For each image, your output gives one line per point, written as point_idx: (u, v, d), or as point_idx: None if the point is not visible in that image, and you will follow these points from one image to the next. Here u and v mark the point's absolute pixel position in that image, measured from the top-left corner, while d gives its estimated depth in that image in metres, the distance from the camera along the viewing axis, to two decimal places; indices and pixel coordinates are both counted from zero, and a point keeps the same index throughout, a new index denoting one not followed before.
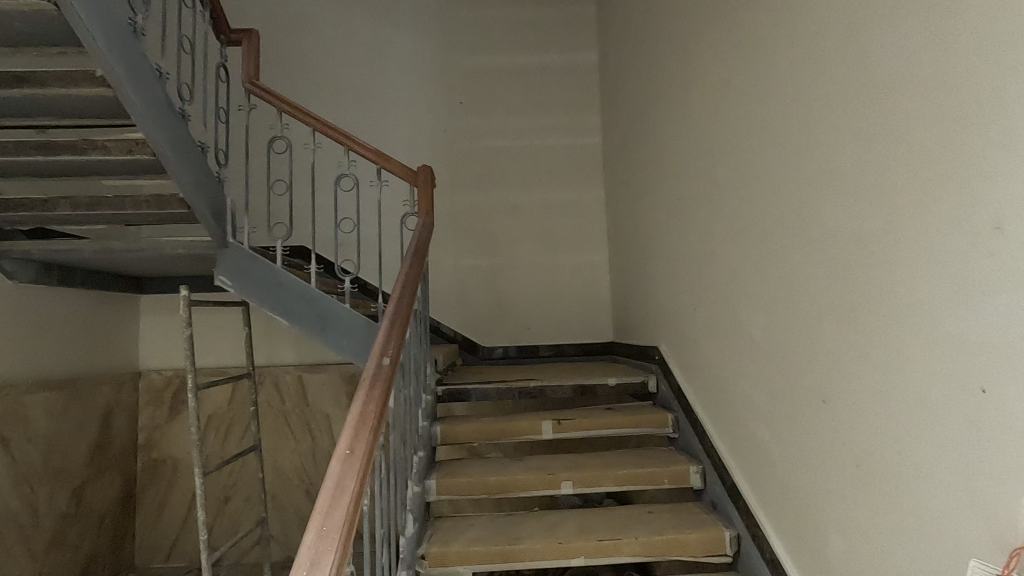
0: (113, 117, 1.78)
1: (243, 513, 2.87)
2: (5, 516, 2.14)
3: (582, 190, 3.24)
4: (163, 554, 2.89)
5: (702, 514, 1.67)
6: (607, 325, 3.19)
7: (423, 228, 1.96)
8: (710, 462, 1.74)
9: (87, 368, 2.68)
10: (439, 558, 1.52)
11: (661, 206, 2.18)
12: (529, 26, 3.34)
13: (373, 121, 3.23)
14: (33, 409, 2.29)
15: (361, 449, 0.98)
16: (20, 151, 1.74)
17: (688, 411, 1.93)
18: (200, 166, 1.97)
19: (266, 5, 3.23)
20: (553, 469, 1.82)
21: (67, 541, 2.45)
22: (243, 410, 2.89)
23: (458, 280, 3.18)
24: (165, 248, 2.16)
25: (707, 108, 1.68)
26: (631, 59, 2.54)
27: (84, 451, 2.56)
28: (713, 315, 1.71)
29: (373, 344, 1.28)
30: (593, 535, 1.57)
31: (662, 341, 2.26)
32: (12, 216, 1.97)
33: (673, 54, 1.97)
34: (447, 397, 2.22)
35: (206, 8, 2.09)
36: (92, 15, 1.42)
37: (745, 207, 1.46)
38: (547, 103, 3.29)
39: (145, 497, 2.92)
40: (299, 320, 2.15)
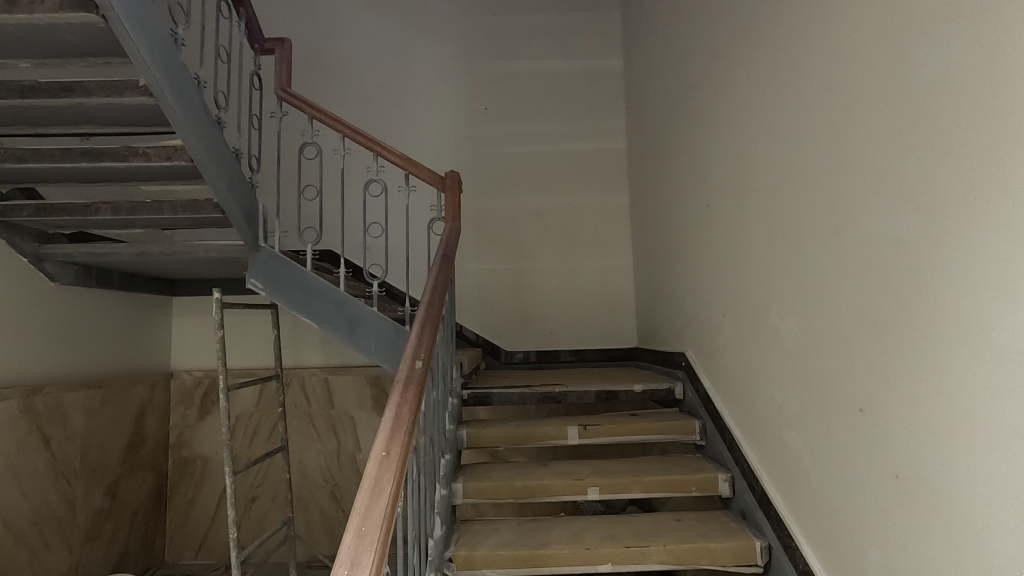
0: (154, 125, 1.84)
1: (269, 512, 2.91)
2: (46, 510, 2.22)
3: (606, 195, 3.23)
4: (192, 551, 2.95)
5: (731, 523, 1.65)
6: (631, 330, 3.17)
7: (450, 232, 1.98)
8: (739, 470, 1.72)
9: (123, 368, 2.76)
10: (466, 561, 1.53)
11: (688, 211, 2.17)
12: (554, 32, 3.35)
13: (399, 127, 3.27)
14: (72, 407, 2.36)
15: (397, 451, 0.99)
16: (66, 158, 1.81)
17: (716, 418, 1.91)
18: (234, 172, 2.02)
19: (296, 14, 3.30)
20: (579, 475, 1.82)
21: (102, 536, 2.52)
22: (270, 411, 2.94)
23: (482, 284, 3.19)
24: (199, 251, 2.20)
25: (738, 113, 1.67)
26: (659, 64, 2.53)
27: (118, 449, 2.64)
28: (744, 321, 1.69)
29: (406, 347, 1.30)
30: (621, 542, 1.57)
31: (689, 347, 2.24)
32: (55, 220, 2.04)
33: (702, 60, 1.96)
34: (473, 401, 2.23)
35: (242, 19, 2.14)
36: (136, 27, 1.47)
37: (778, 213, 1.45)
38: (572, 108, 3.30)
39: (175, 495, 2.99)
40: (328, 323, 2.19)
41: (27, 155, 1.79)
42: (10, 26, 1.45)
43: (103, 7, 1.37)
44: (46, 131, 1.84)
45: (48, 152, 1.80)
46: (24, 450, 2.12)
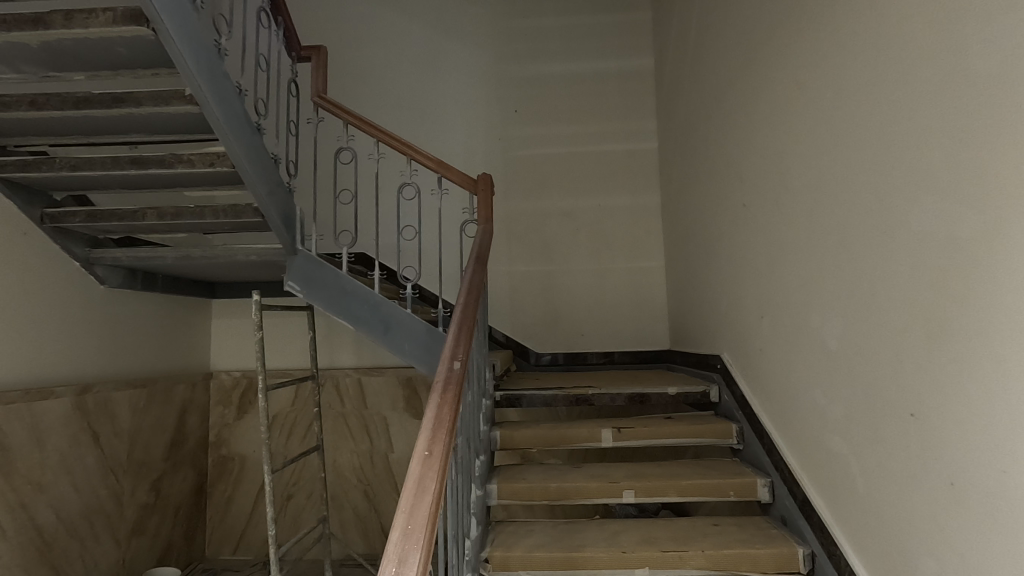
0: (198, 132, 1.90)
1: (304, 510, 2.97)
2: (95, 504, 2.31)
3: (637, 196, 3.21)
4: (231, 546, 3.03)
5: (771, 529, 1.61)
6: (663, 332, 3.13)
7: (484, 234, 1.99)
8: (779, 475, 1.68)
9: (166, 368, 2.85)
10: (503, 562, 1.53)
11: (723, 212, 2.14)
12: (583, 33, 3.35)
13: (430, 131, 3.31)
14: (120, 405, 2.45)
15: (440, 451, 1.00)
16: (116, 166, 1.88)
17: (754, 422, 1.87)
18: (273, 177, 2.07)
19: (330, 22, 3.37)
20: (614, 477, 1.80)
21: (147, 530, 2.61)
22: (305, 411, 3.00)
23: (513, 286, 3.20)
24: (239, 255, 2.26)
25: (778, 111, 1.64)
26: (692, 63, 2.50)
27: (162, 446, 2.73)
28: (784, 323, 1.65)
29: (443, 347, 1.31)
30: (658, 546, 1.55)
31: (724, 350, 2.20)
32: (105, 226, 2.12)
33: (738, 57, 1.94)
34: (505, 403, 2.24)
35: (280, 27, 2.19)
36: (183, 38, 1.52)
37: (820, 213, 1.42)
38: (601, 109, 3.28)
39: (215, 492, 3.07)
40: (363, 324, 2.22)
41: (80, 164, 1.86)
42: (67, 41, 1.52)
43: (154, 19, 1.42)
44: (98, 140, 1.92)
45: (100, 160, 1.87)
46: (76, 445, 2.21)
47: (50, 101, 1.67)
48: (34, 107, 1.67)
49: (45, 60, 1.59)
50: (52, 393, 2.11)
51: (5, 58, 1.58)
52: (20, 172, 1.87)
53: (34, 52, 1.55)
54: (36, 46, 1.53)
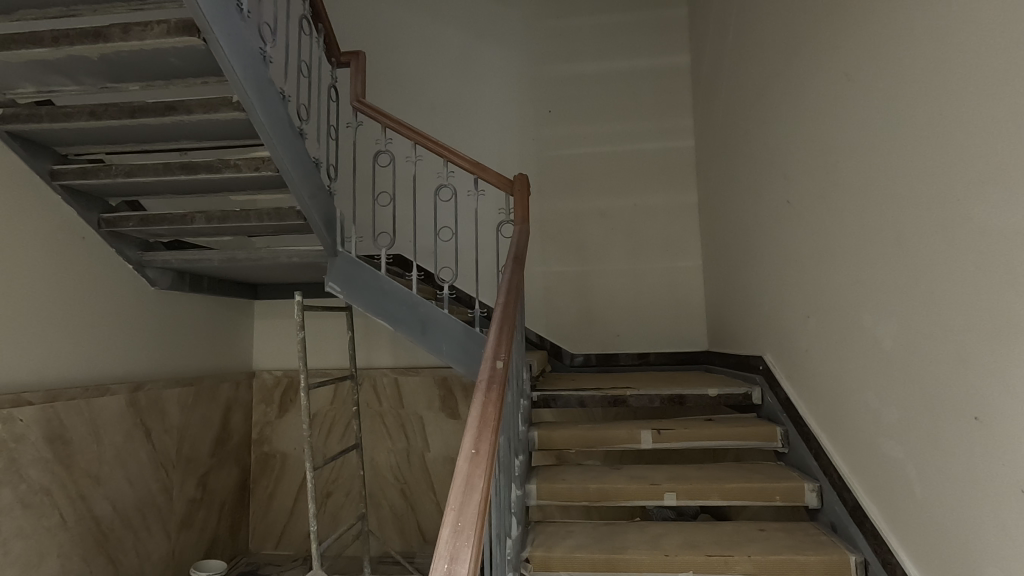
0: (244, 138, 1.95)
1: (343, 507, 3.03)
2: (148, 498, 2.40)
3: (672, 195, 3.16)
4: (273, 541, 3.11)
5: (820, 536, 1.57)
6: (700, 333, 3.08)
7: (521, 235, 1.98)
8: (828, 480, 1.63)
9: (212, 367, 2.95)
10: (544, 563, 1.53)
11: (765, 211, 2.09)
12: (617, 31, 3.33)
13: (465, 133, 3.34)
14: (169, 402, 2.55)
15: (486, 449, 1.01)
16: (167, 171, 1.95)
17: (801, 424, 1.82)
18: (315, 180, 2.11)
19: (366, 28, 3.44)
20: (655, 480, 1.78)
21: (195, 523, 2.70)
22: (344, 410, 3.06)
23: (548, 287, 3.20)
24: (282, 257, 2.31)
25: (825, 105, 1.60)
26: (731, 59, 2.46)
27: (208, 443, 2.82)
28: (833, 323, 1.60)
29: (485, 347, 1.32)
30: (702, 550, 1.52)
31: (767, 350, 2.15)
32: (156, 230, 2.20)
33: (781, 52, 1.89)
34: (542, 404, 2.23)
35: (320, 34, 2.23)
36: (231, 46, 1.57)
37: (874, 209, 1.37)
38: (636, 107, 3.25)
39: (257, 488, 3.16)
40: (402, 324, 2.25)
41: (134, 170, 1.94)
42: (124, 53, 1.58)
43: (205, 29, 1.47)
44: (150, 147, 1.99)
45: (152, 166, 1.94)
46: (130, 441, 2.31)
47: (107, 111, 1.75)
48: (93, 117, 1.75)
49: (103, 72, 1.67)
50: (108, 390, 2.21)
51: (66, 71, 1.65)
52: (79, 179, 1.97)
53: (94, 65, 1.63)
54: (96, 60, 1.60)
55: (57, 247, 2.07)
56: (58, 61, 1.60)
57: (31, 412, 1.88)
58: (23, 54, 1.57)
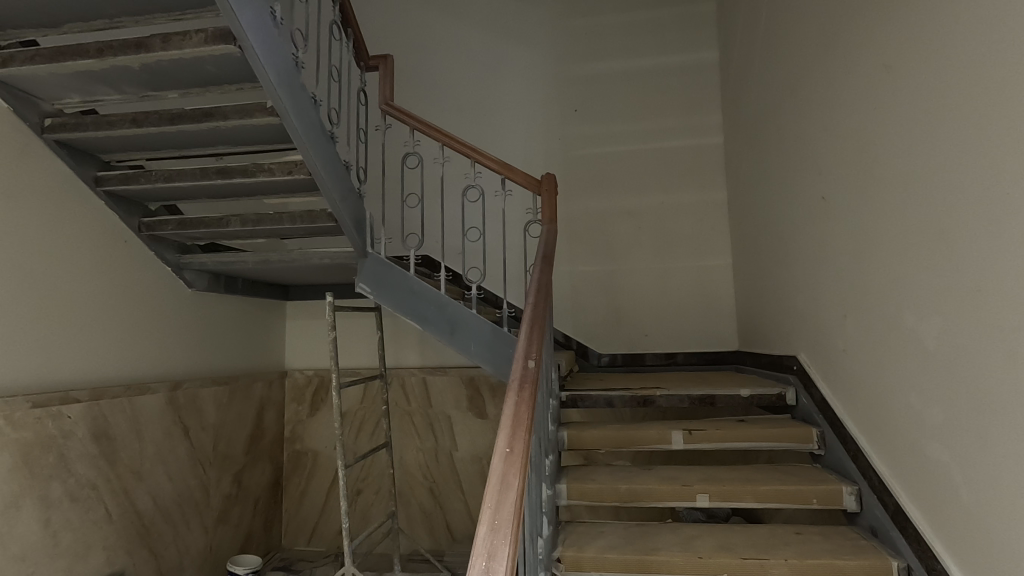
0: (277, 143, 2.00)
1: (373, 505, 3.07)
2: (187, 493, 2.47)
3: (700, 193, 3.12)
4: (305, 537, 3.17)
5: (859, 540, 1.53)
6: (730, 333, 3.03)
7: (549, 235, 1.98)
8: (867, 483, 1.59)
9: (247, 366, 3.02)
10: (575, 562, 1.53)
11: (798, 209, 2.05)
12: (644, 29, 3.30)
13: (491, 133, 3.35)
14: (206, 400, 2.62)
15: (520, 448, 1.01)
16: (204, 176, 2.00)
17: (838, 426, 1.78)
18: (345, 183, 2.14)
19: (393, 33, 3.48)
20: (687, 481, 1.76)
21: (230, 519, 2.77)
22: (373, 409, 3.10)
23: (574, 286, 3.19)
24: (314, 258, 2.36)
25: (863, 98, 1.56)
26: (761, 53, 2.41)
27: (243, 441, 2.89)
28: (873, 321, 1.56)
29: (516, 347, 1.32)
30: (736, 553, 1.50)
31: (801, 350, 2.10)
32: (193, 233, 2.27)
33: (815, 45, 1.85)
34: (570, 404, 2.22)
35: (349, 39, 2.27)
36: (264, 53, 1.60)
37: (916, 204, 1.33)
38: (663, 104, 3.22)
39: (290, 486, 3.22)
40: (430, 324, 2.26)
41: (173, 176, 2.00)
42: (164, 63, 1.63)
43: (240, 37, 1.51)
44: (188, 152, 2.05)
45: (190, 171, 2.00)
46: (169, 438, 2.38)
47: (149, 119, 1.81)
48: (135, 125, 1.82)
49: (145, 81, 1.73)
50: (149, 389, 2.28)
51: (111, 81, 1.72)
52: (121, 185, 2.05)
53: (136, 74, 1.68)
54: (138, 69, 1.66)
55: (102, 251, 2.15)
56: (103, 72, 1.67)
57: (78, 409, 1.95)
58: (71, 66, 1.63)
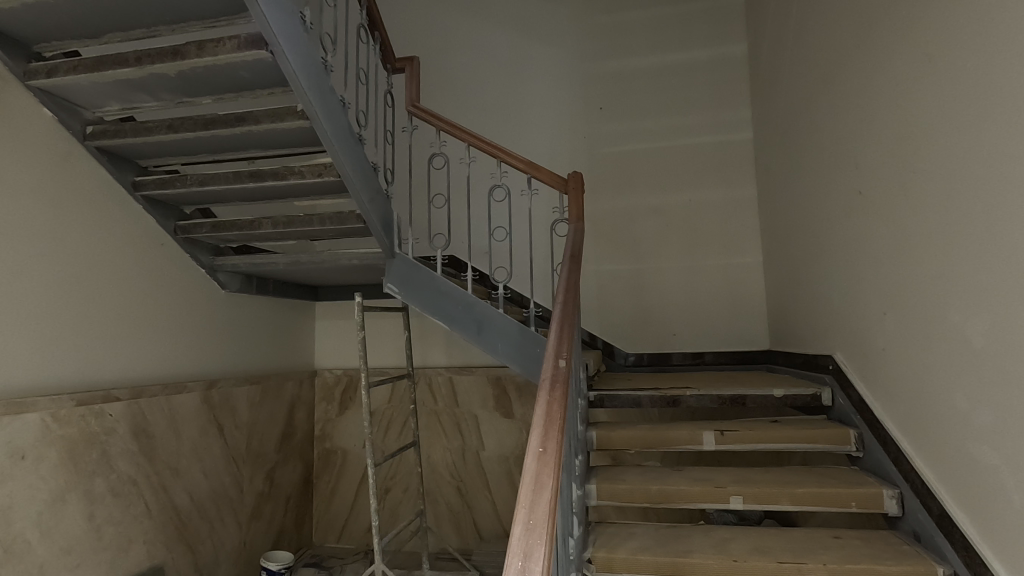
0: (306, 146, 2.03)
1: (401, 503, 3.10)
2: (222, 490, 2.53)
3: (729, 189, 3.07)
4: (335, 534, 3.22)
5: (901, 545, 1.48)
6: (761, 332, 2.97)
7: (576, 234, 1.96)
8: (909, 486, 1.54)
9: (278, 366, 3.08)
10: (607, 564, 1.51)
11: (833, 204, 2.00)
12: (670, 24, 3.26)
13: (515, 133, 3.35)
14: (240, 399, 2.68)
15: (553, 448, 1.00)
16: (237, 179, 2.04)
17: (877, 428, 1.73)
18: (373, 185, 2.16)
19: (418, 35, 3.51)
20: (720, 483, 1.72)
21: (263, 515, 2.83)
22: (401, 408, 3.13)
23: (601, 286, 3.17)
24: (343, 259, 2.39)
25: (902, 89, 1.52)
26: (793, 47, 2.36)
27: (274, 439, 2.94)
28: (915, 319, 1.51)
29: (546, 346, 1.31)
30: (773, 556, 1.46)
31: (837, 350, 2.04)
32: (226, 236, 2.32)
33: (851, 34, 1.80)
34: (598, 403, 2.21)
35: (376, 42, 2.29)
36: (295, 58, 1.63)
37: (962, 197, 1.28)
38: (690, 99, 3.17)
39: (320, 483, 3.28)
40: (457, 324, 2.27)
41: (207, 179, 2.05)
42: (199, 69, 1.67)
43: (272, 42, 1.54)
44: (221, 156, 2.10)
45: (223, 175, 2.04)
46: (204, 435, 2.44)
47: (184, 124, 1.86)
48: (171, 131, 1.87)
49: (180, 88, 1.77)
50: (185, 388, 2.34)
51: (148, 88, 1.76)
52: (158, 189, 2.11)
53: (172, 82, 1.73)
54: (174, 76, 1.70)
55: (139, 254, 2.20)
56: (141, 79, 1.71)
57: (119, 407, 2.01)
58: (111, 75, 1.68)
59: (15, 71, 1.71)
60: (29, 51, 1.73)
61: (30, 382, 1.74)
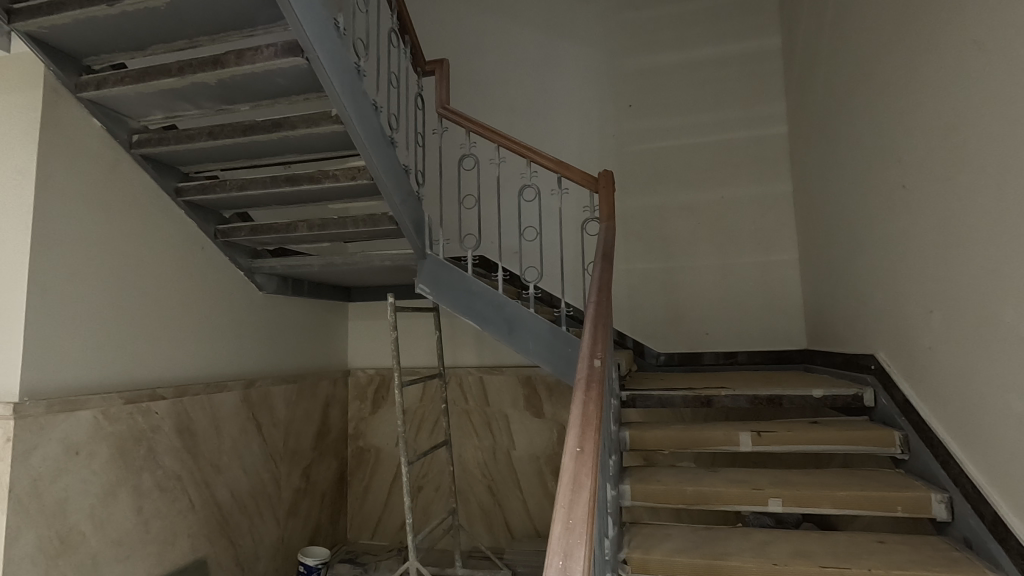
0: (340, 149, 2.06)
1: (434, 502, 3.13)
2: (260, 485, 2.60)
3: (763, 185, 3.00)
4: (369, 531, 3.27)
5: (952, 551, 1.43)
6: (798, 331, 2.90)
7: (607, 232, 1.95)
8: (959, 490, 1.49)
9: (313, 365, 3.14)
10: (642, 565, 1.50)
11: (875, 197, 1.94)
12: (701, 18, 3.21)
13: (544, 132, 3.35)
14: (277, 398, 2.75)
15: (591, 447, 1.00)
16: (274, 184, 2.10)
17: (924, 429, 1.67)
18: (405, 186, 2.19)
19: (447, 37, 3.54)
20: (758, 484, 1.69)
21: (300, 511, 2.89)
22: (432, 406, 3.17)
23: (631, 284, 3.15)
24: (375, 260, 2.43)
25: (948, 79, 1.47)
26: (831, 38, 2.30)
27: (310, 436, 3.01)
28: (966, 315, 1.45)
29: (581, 346, 1.31)
30: (815, 561, 1.43)
31: (880, 349, 1.98)
32: (264, 239, 2.39)
33: (894, 22, 1.75)
34: (630, 403, 2.19)
35: (407, 46, 2.31)
36: (329, 64, 1.66)
37: (1013, 190, 1.23)
38: (723, 95, 3.12)
39: (354, 480, 3.33)
40: (488, 324, 2.28)
41: (246, 184, 2.11)
42: (238, 77, 1.72)
43: (308, 50, 1.57)
44: (259, 161, 2.15)
45: (261, 179, 2.10)
46: (244, 432, 2.51)
47: (224, 131, 1.92)
48: (212, 138, 1.92)
49: (220, 96, 1.83)
50: (225, 387, 2.41)
51: (190, 97, 1.83)
52: (199, 195, 2.18)
53: (212, 90, 1.78)
54: (214, 84, 1.75)
55: (182, 256, 2.28)
56: (183, 88, 1.77)
57: (164, 405, 2.09)
58: (155, 85, 1.75)
59: (67, 84, 1.80)
60: (79, 64, 1.82)
61: (84, 382, 1.83)
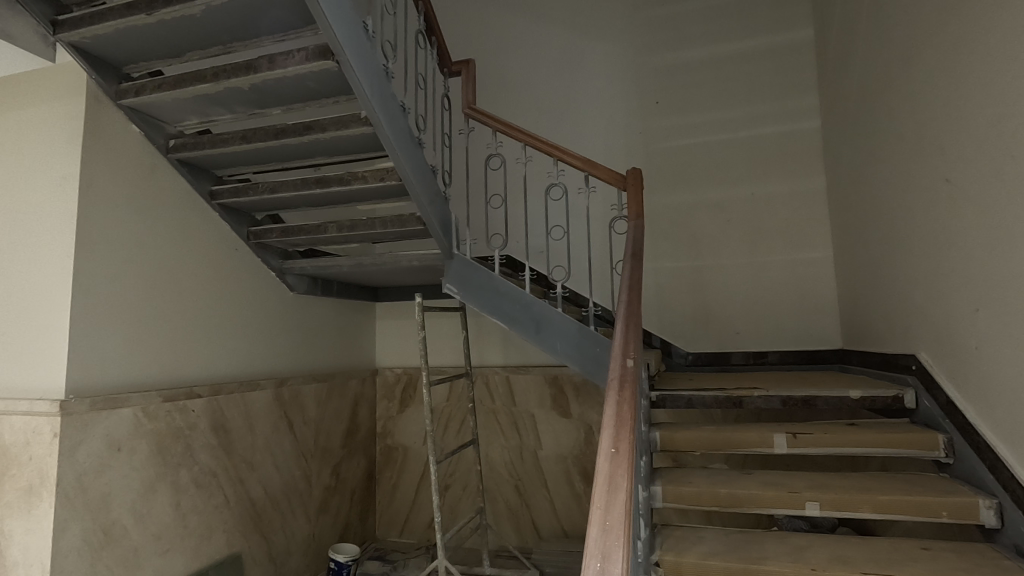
0: (369, 151, 2.08)
1: (461, 500, 3.15)
2: (292, 482, 2.65)
3: (795, 181, 2.93)
4: (397, 529, 3.30)
5: (1002, 559, 1.37)
6: (833, 331, 2.82)
7: (636, 230, 1.92)
8: (1010, 496, 1.42)
9: (342, 364, 3.19)
10: (675, 567, 1.47)
11: (915, 192, 1.88)
12: (730, 12, 3.15)
13: (569, 131, 3.33)
14: (308, 397, 2.80)
15: (626, 447, 0.98)
16: (305, 186, 2.13)
17: (971, 432, 1.60)
18: (432, 187, 2.20)
19: (473, 37, 3.54)
20: (795, 487, 1.65)
21: (330, 508, 2.94)
22: (459, 406, 3.18)
23: (659, 283, 3.11)
24: (403, 260, 2.44)
25: (996, 67, 1.40)
26: (868, 28, 2.23)
27: (340, 434, 3.05)
28: (1015, 314, 1.39)
29: (612, 346, 1.30)
30: (855, 567, 1.39)
31: (921, 349, 1.91)
32: (294, 240, 2.43)
33: (937, 10, 1.68)
34: (660, 403, 2.16)
35: (434, 47, 2.32)
36: (358, 66, 1.67)
37: None
38: (753, 89, 3.05)
39: (382, 479, 3.37)
40: (516, 323, 2.28)
41: (277, 186, 2.15)
42: (270, 81, 1.75)
43: (339, 53, 1.59)
44: (290, 163, 2.19)
45: (292, 182, 2.13)
46: (277, 431, 2.56)
47: (256, 135, 1.95)
48: (245, 141, 1.96)
49: (252, 100, 1.86)
50: (258, 386, 2.46)
51: (225, 101, 1.87)
52: (232, 198, 2.23)
53: (245, 94, 1.82)
54: (248, 89, 1.78)
55: (217, 258, 2.33)
56: (217, 93, 1.81)
57: (200, 404, 2.14)
58: (192, 91, 1.80)
59: (108, 92, 1.85)
60: (119, 72, 1.87)
61: (126, 380, 1.88)
